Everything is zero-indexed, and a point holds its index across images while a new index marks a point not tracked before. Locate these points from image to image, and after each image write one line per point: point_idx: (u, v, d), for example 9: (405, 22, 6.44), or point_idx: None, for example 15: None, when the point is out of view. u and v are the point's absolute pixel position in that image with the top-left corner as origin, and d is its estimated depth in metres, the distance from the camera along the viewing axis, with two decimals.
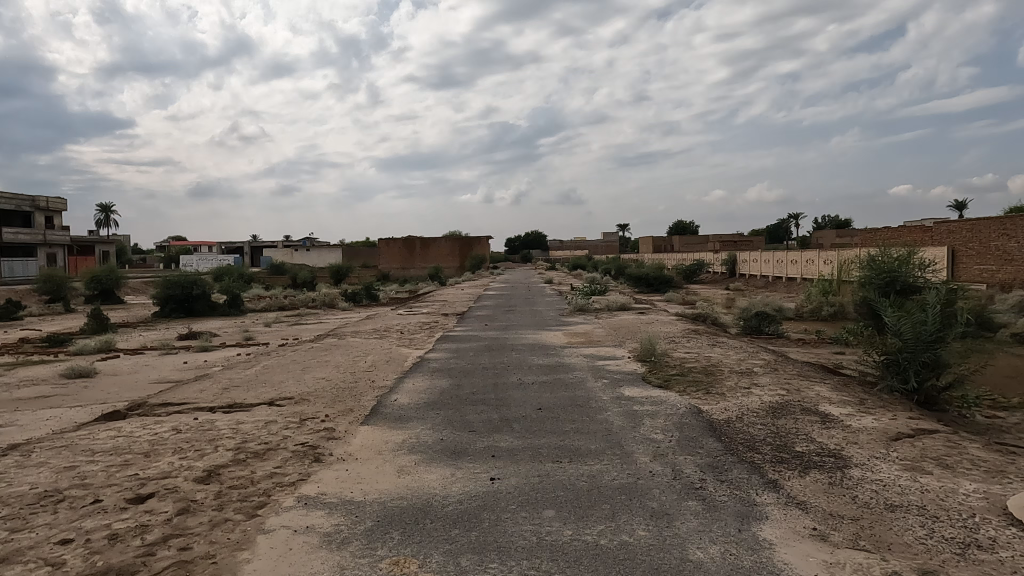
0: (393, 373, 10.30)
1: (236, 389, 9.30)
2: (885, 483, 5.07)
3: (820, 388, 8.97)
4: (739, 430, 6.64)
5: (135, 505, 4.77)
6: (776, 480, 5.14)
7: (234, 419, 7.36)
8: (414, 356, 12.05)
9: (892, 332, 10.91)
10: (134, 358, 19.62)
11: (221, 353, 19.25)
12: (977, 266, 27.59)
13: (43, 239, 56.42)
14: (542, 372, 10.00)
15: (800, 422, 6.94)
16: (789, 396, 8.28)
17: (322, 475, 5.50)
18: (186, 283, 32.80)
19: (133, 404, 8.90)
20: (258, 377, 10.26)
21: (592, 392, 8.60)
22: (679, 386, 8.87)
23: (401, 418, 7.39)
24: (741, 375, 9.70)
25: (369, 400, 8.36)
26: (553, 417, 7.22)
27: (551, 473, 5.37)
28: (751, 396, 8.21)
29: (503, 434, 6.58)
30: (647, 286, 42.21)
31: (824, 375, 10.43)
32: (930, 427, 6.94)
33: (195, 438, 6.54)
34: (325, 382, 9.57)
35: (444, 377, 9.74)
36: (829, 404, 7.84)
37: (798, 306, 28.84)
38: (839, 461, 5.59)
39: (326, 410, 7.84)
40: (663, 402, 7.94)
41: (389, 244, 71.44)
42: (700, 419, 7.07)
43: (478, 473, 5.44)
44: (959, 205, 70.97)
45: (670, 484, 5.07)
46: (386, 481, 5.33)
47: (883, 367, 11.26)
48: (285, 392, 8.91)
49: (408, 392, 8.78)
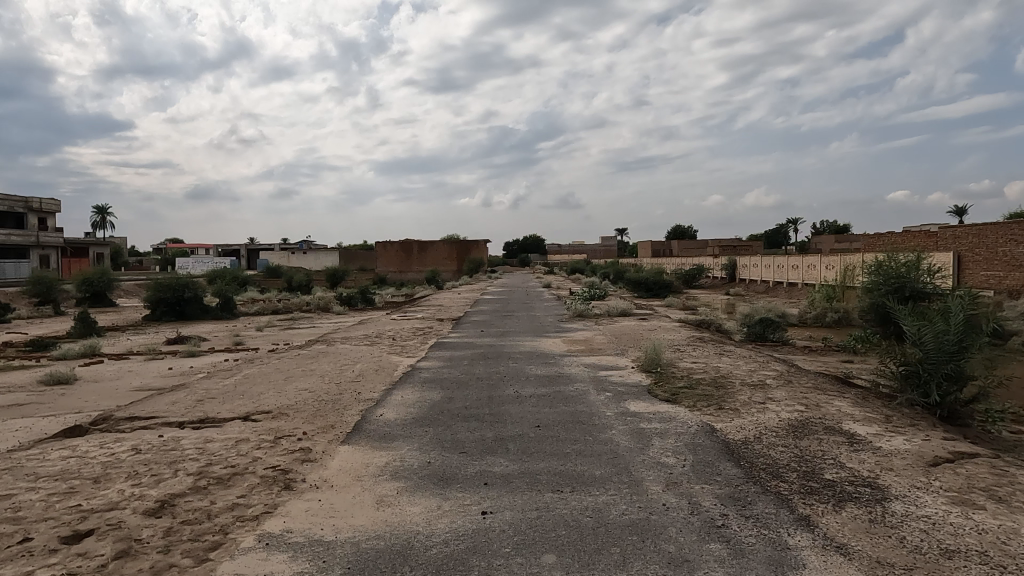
0: (381, 383, 9.63)
1: (212, 401, 8.65)
2: (933, 521, 4.42)
3: (840, 403, 8.31)
4: (760, 453, 5.98)
5: (68, 547, 4.12)
6: (807, 516, 4.49)
7: (201, 437, 6.70)
8: (405, 364, 11.38)
9: (911, 342, 10.32)
10: (118, 363, 18.94)
11: (208, 359, 18.60)
12: (984, 272, 27.02)
13: (35, 241, 55.71)
14: (540, 384, 9.34)
15: (826, 443, 6.29)
16: (810, 413, 7.60)
17: (290, 507, 4.82)
18: (178, 286, 32.08)
19: (97, 419, 8.21)
20: (237, 387, 9.57)
21: (594, 407, 7.93)
22: (688, 400, 8.21)
23: (386, 436, 6.72)
24: (754, 387, 9.05)
25: (353, 415, 7.69)
26: (553, 437, 6.55)
27: (551, 506, 4.72)
28: (767, 412, 7.54)
29: (497, 456, 5.92)
30: (647, 291, 41.62)
31: (841, 388, 9.79)
32: (969, 449, 6.26)
33: (154, 460, 5.88)
34: (307, 395, 8.88)
35: (435, 389, 9.08)
36: (853, 422, 7.18)
37: (801, 312, 28.23)
38: (876, 492, 4.94)
39: (305, 426, 7.18)
40: (672, 419, 7.28)
41: (385, 247, 70.38)
42: (715, 440, 6.41)
43: (468, 506, 4.77)
44: (959, 210, 70.86)
45: (687, 521, 4.42)
46: (364, 516, 4.65)
47: (902, 379, 10.63)
48: (263, 406, 8.23)
49: (395, 406, 8.13)
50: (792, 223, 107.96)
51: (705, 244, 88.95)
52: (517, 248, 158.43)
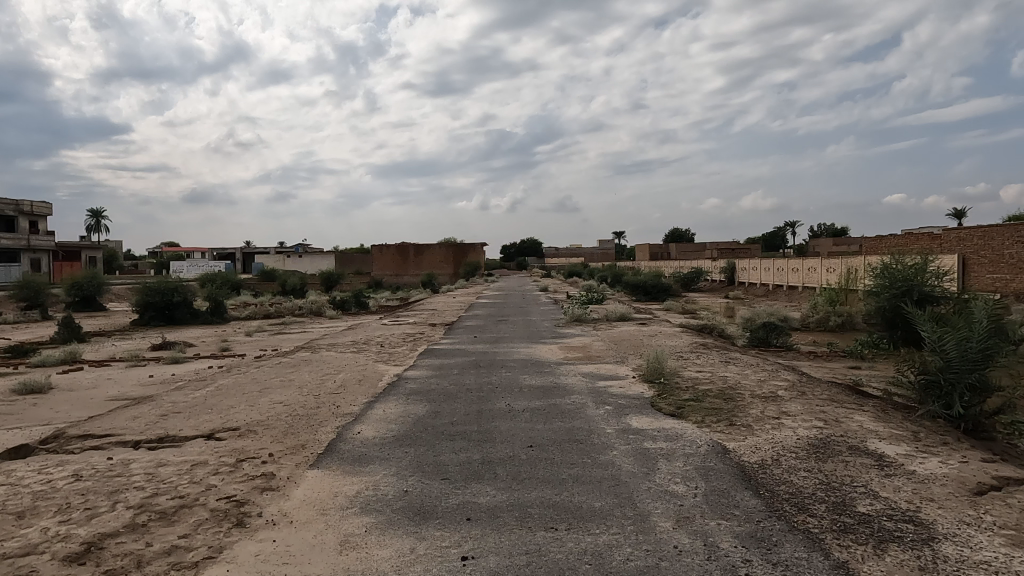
0: (363, 396, 8.92)
1: (177, 416, 7.93)
2: (995, 569, 3.73)
3: (861, 418, 7.62)
4: (780, 479, 5.29)
5: None
6: (846, 562, 3.81)
7: (154, 461, 5.99)
8: (390, 374, 10.66)
9: (931, 349, 9.60)
10: (97, 371, 18.17)
11: (191, 367, 17.83)
12: (989, 275, 26.36)
13: (25, 244, 54.85)
14: (534, 397, 8.63)
15: (854, 467, 5.60)
16: (830, 430, 6.90)
17: (238, 550, 4.11)
18: (166, 289, 31.24)
19: (49, 437, 7.49)
20: (206, 400, 8.85)
21: (593, 422, 7.23)
22: (695, 415, 7.52)
23: (360, 458, 6.03)
24: (765, 400, 8.36)
25: (327, 433, 6.98)
26: (546, 459, 5.87)
27: (543, 549, 4.03)
28: (783, 430, 6.85)
29: (484, 484, 5.23)
30: (646, 295, 40.92)
31: (858, 400, 9.11)
32: (1015, 473, 5.57)
33: (93, 489, 5.16)
34: (281, 409, 8.18)
35: (420, 403, 8.38)
36: (878, 441, 6.49)
37: (804, 316, 27.51)
38: (921, 531, 4.26)
39: (272, 447, 6.47)
40: (679, 437, 6.59)
41: (383, 250, 69.56)
42: (729, 463, 5.72)
43: (446, 548, 4.08)
44: (958, 213, 70.49)
45: (703, 569, 3.73)
46: (322, 562, 3.95)
47: (921, 389, 9.88)
48: (231, 422, 7.52)
49: (376, 421, 7.43)
50: (790, 225, 107.26)
51: (703, 247, 88.24)
52: (515, 252, 158.07)
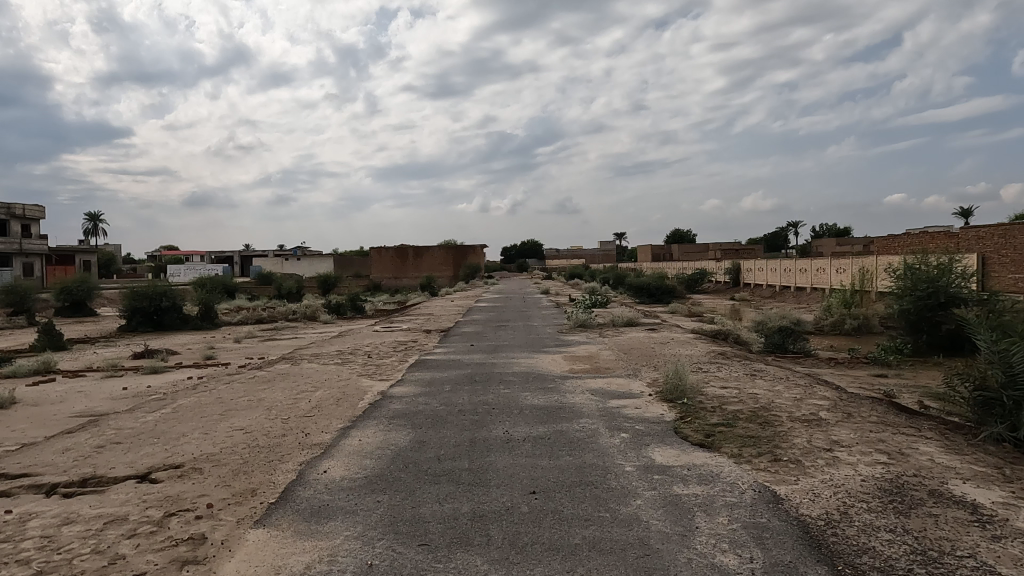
0: (338, 420, 7.67)
1: (115, 448, 6.69)
2: None
3: (928, 450, 6.36)
4: (857, 545, 4.06)
5: None
6: None
7: (61, 516, 4.77)
8: (374, 391, 9.40)
9: (991, 363, 8.21)
10: (71, 383, 16.91)
11: (169, 378, 16.56)
12: (1011, 274, 25.02)
13: (17, 247, 54.02)
14: (537, 421, 7.37)
15: (948, 525, 4.34)
16: (897, 467, 5.64)
17: None
18: (155, 294, 30.04)
19: None
20: (156, 426, 7.62)
21: (608, 457, 6.00)
22: (729, 446, 6.29)
23: (320, 512, 4.79)
24: (808, 425, 7.12)
25: (287, 473, 5.76)
26: (553, 514, 4.61)
27: None
28: (840, 468, 5.58)
29: (473, 555, 4.00)
30: (649, 296, 39.73)
31: (912, 423, 7.80)
32: None
33: None
34: (240, 438, 6.94)
35: (404, 430, 7.13)
36: (965, 484, 5.20)
37: (817, 318, 26.15)
38: None
39: (214, 494, 5.24)
40: (715, 479, 5.34)
41: (381, 252, 68.79)
42: (786, 518, 4.48)
43: None
44: (965, 212, 69.68)
45: None
46: None
47: (979, 408, 8.46)
48: (175, 456, 6.30)
49: (348, 456, 6.20)
50: (792, 226, 106.14)
51: (706, 248, 86.94)
52: (515, 254, 157.57)
